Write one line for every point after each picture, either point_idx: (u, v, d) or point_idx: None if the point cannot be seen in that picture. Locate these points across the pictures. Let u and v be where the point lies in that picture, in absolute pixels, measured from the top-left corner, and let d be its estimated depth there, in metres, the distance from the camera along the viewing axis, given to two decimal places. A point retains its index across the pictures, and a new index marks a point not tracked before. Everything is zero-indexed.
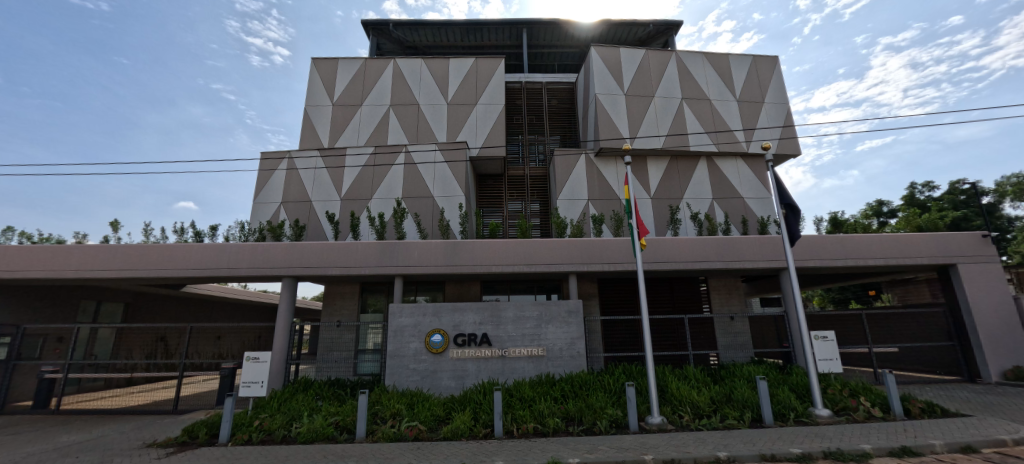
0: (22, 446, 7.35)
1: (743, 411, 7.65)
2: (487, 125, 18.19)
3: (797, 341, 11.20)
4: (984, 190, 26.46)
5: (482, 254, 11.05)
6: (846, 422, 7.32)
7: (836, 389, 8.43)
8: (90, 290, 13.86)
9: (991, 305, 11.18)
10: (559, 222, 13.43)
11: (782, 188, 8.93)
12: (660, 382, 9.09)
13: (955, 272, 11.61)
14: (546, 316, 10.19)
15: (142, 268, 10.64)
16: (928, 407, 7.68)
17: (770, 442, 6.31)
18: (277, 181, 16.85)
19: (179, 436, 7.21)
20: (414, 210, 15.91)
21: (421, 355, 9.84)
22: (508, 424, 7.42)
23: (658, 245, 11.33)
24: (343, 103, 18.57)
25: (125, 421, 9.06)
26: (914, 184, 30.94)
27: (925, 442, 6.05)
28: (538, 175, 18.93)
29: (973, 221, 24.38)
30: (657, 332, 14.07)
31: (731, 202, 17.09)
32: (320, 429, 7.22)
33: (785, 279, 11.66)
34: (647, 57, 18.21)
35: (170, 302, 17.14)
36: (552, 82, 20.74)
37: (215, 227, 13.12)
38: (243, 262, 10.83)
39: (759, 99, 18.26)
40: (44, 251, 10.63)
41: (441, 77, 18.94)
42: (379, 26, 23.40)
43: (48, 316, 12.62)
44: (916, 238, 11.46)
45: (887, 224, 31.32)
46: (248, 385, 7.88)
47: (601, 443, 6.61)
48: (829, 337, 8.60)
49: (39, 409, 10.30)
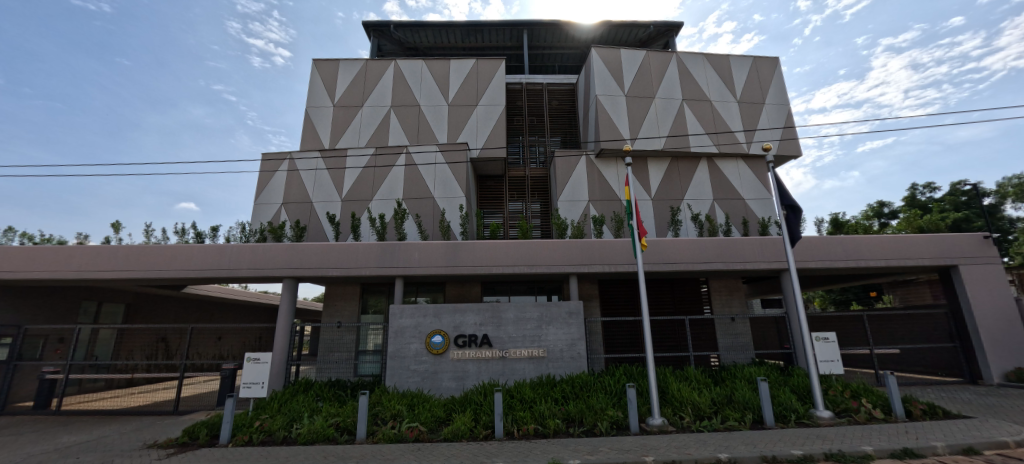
0: (24, 447, 7.37)
1: (744, 412, 7.64)
2: (487, 126, 18.21)
3: (798, 342, 11.17)
4: (986, 191, 26.39)
5: (483, 255, 11.05)
6: (848, 424, 7.30)
7: (838, 391, 8.41)
8: (91, 291, 13.88)
9: (993, 306, 11.15)
10: (560, 223, 13.43)
11: (783, 189, 8.92)
12: (661, 383, 9.08)
13: (956, 273, 11.59)
14: (547, 317, 10.18)
15: (143, 269, 10.66)
16: (929, 408, 7.67)
17: (771, 444, 6.29)
18: (278, 182, 16.88)
19: (180, 437, 7.21)
20: (415, 210, 15.92)
21: (421, 356, 9.83)
22: (508, 425, 7.41)
23: (659, 246, 11.31)
24: (344, 104, 18.60)
25: (125, 422, 9.07)
26: (915, 185, 30.91)
27: (927, 444, 6.03)
28: (538, 176, 18.94)
29: (974, 222, 24.29)
30: (658, 333, 14.05)
31: (732, 203, 17.08)
32: (321, 430, 7.21)
33: (786, 280, 11.63)
34: (648, 58, 18.22)
35: (171, 302, 17.16)
36: (552, 83, 20.78)
37: (216, 228, 13.14)
38: (243, 263, 10.84)
39: (759, 100, 18.26)
40: (45, 252, 10.64)
41: (442, 78, 18.97)
42: (380, 27, 23.46)
43: (50, 316, 12.65)
44: (917, 239, 11.44)
45: (888, 225, 31.27)
46: (249, 386, 7.88)
47: (602, 444, 6.60)
48: (831, 339, 8.57)
49: (40, 410, 10.31)
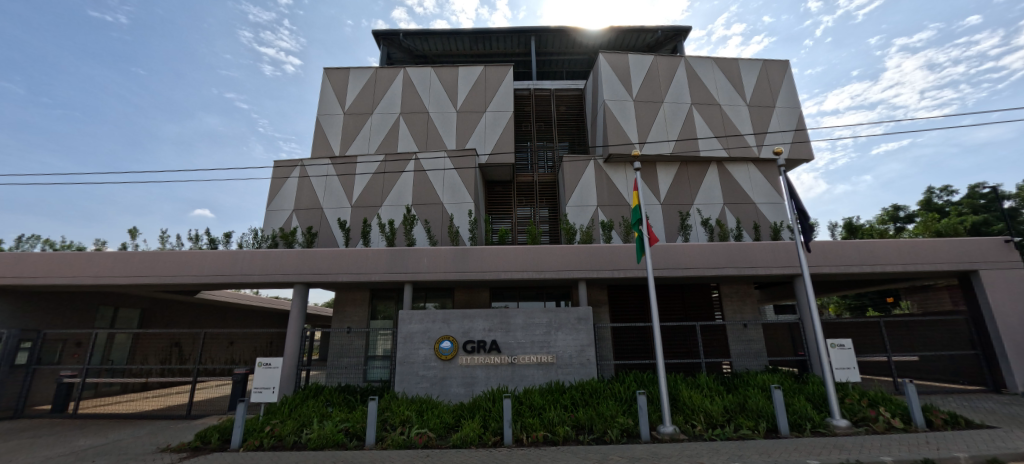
0: (41, 450, 7.49)
1: (758, 421, 7.50)
2: (496, 132, 18.28)
3: (812, 349, 10.96)
4: (1006, 193, 25.70)
5: (492, 260, 11.04)
6: (866, 434, 7.13)
7: (854, 399, 8.19)
8: (108, 297, 14.20)
9: (1016, 313, 10.82)
10: (568, 229, 13.32)
11: (794, 194, 8.77)
12: (672, 391, 8.97)
13: (977, 279, 11.27)
14: (556, 323, 10.13)
15: (157, 275, 10.83)
16: (951, 418, 7.45)
17: (786, 454, 6.16)
18: (289, 189, 17.12)
19: (192, 441, 7.29)
20: (424, 216, 16.05)
21: (430, 361, 9.84)
22: (518, 432, 7.36)
23: (668, 252, 11.19)
24: (353, 111, 18.84)
25: (141, 426, 9.20)
26: (932, 188, 30.14)
27: (949, 455, 5.85)
28: (547, 181, 19.00)
29: (994, 226, 23.53)
30: (668, 339, 13.94)
31: (742, 207, 16.94)
32: (330, 436, 7.25)
33: (799, 286, 11.42)
34: (656, 62, 18.16)
35: (185, 307, 17.43)
36: (560, 89, 20.85)
37: (230, 234, 13.28)
38: (256, 269, 10.97)
39: (771, 104, 18.06)
40: (66, 258, 10.89)
41: (450, 85, 19.14)
42: (390, 36, 23.79)
43: (67, 321, 12.92)
44: (935, 244, 11.22)
45: (904, 230, 30.68)
46: (259, 390, 7.98)
47: (612, 452, 6.53)
48: (845, 345, 8.54)
49: (58, 413, 10.43)
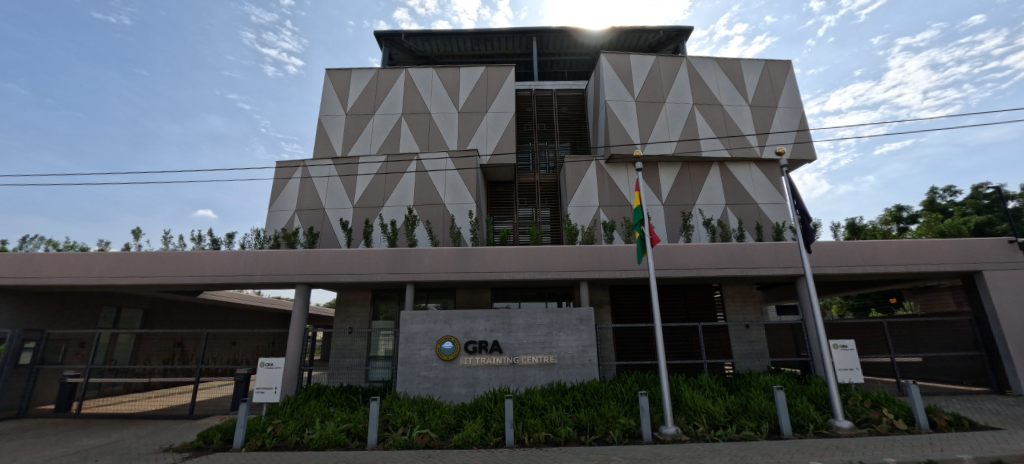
0: (45, 449, 7.52)
1: (761, 422, 7.48)
2: (497, 132, 18.29)
3: (815, 350, 10.92)
4: (1010, 194, 25.62)
5: (493, 261, 11.04)
6: (869, 435, 7.10)
7: (857, 401, 8.16)
8: (111, 297, 14.26)
9: (1020, 314, 10.76)
10: (570, 229, 13.32)
11: (796, 194, 8.74)
12: (674, 391, 8.95)
13: (981, 279, 11.22)
14: (558, 323, 10.12)
15: (160, 275, 10.86)
16: (955, 419, 7.41)
17: (789, 455, 6.14)
18: (291, 189, 17.16)
19: (195, 441, 7.31)
20: (426, 216, 16.07)
21: (431, 362, 9.85)
22: (519, 432, 7.35)
23: (670, 253, 11.17)
24: (355, 112, 18.88)
25: (144, 426, 9.23)
26: (935, 188, 30.06)
27: (953, 456, 5.82)
28: (548, 182, 18.99)
29: (998, 227, 23.45)
30: (670, 340, 13.91)
31: (744, 207, 16.90)
32: (332, 436, 7.26)
33: (802, 287, 11.38)
34: (658, 62, 18.14)
35: (188, 307, 17.48)
36: (562, 89, 20.84)
37: (232, 234, 13.32)
38: (258, 269, 11.00)
39: (773, 104, 18.01)
40: (69, 258, 10.93)
41: (452, 85, 19.16)
42: (391, 37, 23.82)
43: (71, 321, 12.97)
44: (938, 245, 11.17)
45: (907, 231, 30.58)
46: (261, 390, 7.98)
47: (613, 453, 6.52)
48: (848, 346, 8.50)
49: (60, 413, 10.47)
